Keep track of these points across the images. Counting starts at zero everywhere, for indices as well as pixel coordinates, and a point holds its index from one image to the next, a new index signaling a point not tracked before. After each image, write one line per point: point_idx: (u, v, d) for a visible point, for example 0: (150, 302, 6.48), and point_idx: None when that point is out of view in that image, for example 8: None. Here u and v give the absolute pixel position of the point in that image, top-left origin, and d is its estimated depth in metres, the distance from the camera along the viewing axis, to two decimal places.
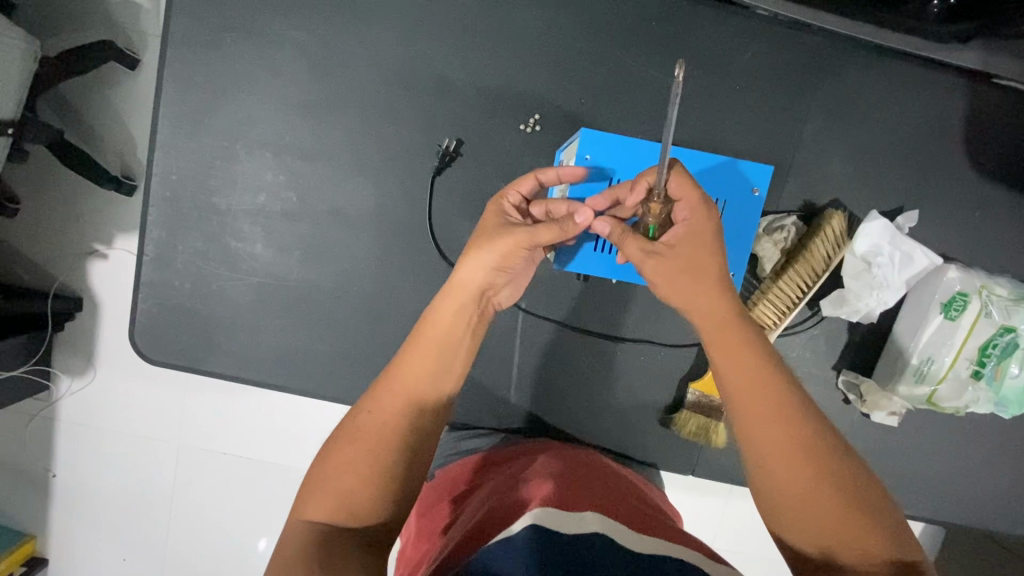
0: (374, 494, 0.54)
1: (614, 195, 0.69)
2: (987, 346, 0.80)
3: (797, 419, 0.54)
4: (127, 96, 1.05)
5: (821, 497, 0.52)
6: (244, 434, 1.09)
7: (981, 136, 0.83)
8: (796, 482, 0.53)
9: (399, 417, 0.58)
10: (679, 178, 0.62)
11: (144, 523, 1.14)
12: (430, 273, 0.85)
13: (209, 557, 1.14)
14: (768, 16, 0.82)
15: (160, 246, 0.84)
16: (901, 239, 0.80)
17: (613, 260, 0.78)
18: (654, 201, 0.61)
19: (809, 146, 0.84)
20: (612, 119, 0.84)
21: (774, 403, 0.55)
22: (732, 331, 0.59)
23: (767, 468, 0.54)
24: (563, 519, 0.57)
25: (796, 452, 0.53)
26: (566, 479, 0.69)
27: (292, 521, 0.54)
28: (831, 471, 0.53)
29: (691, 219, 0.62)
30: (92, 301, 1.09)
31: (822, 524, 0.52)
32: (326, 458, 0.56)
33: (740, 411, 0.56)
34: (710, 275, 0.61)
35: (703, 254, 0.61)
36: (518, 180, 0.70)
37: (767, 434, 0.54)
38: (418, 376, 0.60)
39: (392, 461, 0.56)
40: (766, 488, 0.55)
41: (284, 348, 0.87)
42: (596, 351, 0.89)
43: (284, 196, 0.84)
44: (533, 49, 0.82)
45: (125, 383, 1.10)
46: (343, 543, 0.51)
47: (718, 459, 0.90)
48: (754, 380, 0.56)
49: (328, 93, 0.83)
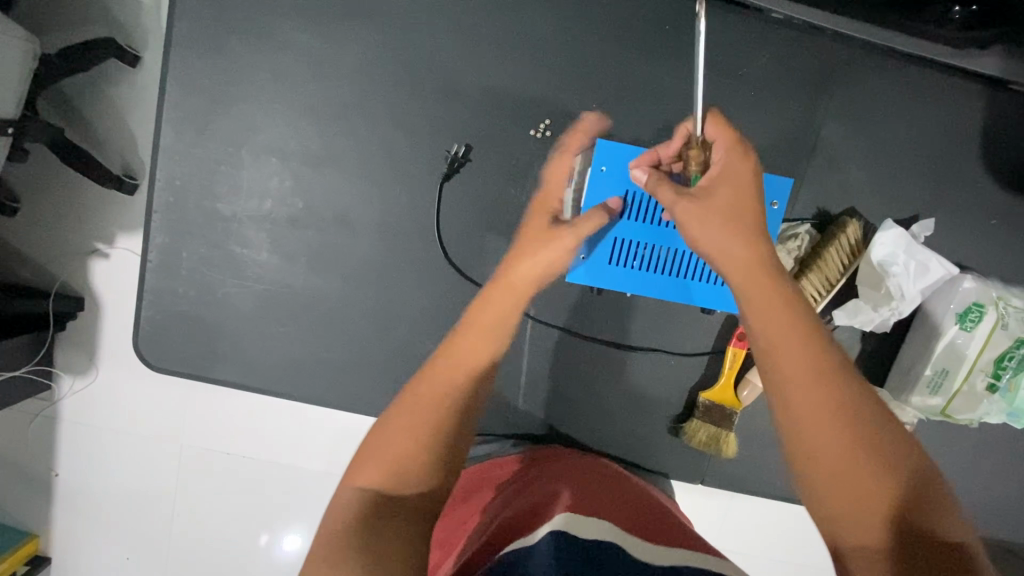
0: (429, 458, 0.53)
1: (654, 152, 0.69)
2: (1002, 358, 0.79)
3: (831, 374, 0.53)
4: (128, 94, 1.03)
5: (852, 457, 0.50)
6: (248, 436, 1.08)
7: (999, 144, 0.82)
8: (828, 437, 0.51)
9: (456, 379, 0.58)
10: (716, 126, 0.62)
11: (147, 522, 1.13)
12: (438, 280, 0.84)
13: (212, 557, 1.13)
14: (783, 19, 0.80)
15: (165, 250, 0.83)
16: (916, 248, 0.79)
17: (626, 272, 0.75)
18: (694, 148, 0.63)
19: (824, 153, 0.83)
20: (624, 124, 0.82)
21: (807, 356, 0.53)
22: (767, 281, 0.56)
23: (798, 422, 0.52)
24: (586, 523, 0.59)
25: (829, 406, 0.52)
26: (592, 485, 0.71)
27: (343, 488, 0.52)
28: (864, 430, 0.51)
29: (729, 162, 0.60)
30: (94, 302, 1.07)
31: (851, 478, 0.50)
32: (384, 424, 0.55)
33: (773, 359, 0.54)
34: (748, 220, 0.58)
35: (741, 198, 0.59)
36: (551, 164, 0.74)
37: (800, 383, 0.52)
38: (473, 337, 0.62)
39: (448, 416, 0.55)
40: (795, 444, 0.52)
41: (290, 354, 0.86)
42: (605, 359, 0.88)
43: (290, 202, 0.83)
44: (544, 53, 0.81)
45: (128, 384, 1.09)
46: (392, 511, 0.50)
47: (728, 468, 0.89)
48: (788, 332, 0.54)
49: (335, 96, 0.81)
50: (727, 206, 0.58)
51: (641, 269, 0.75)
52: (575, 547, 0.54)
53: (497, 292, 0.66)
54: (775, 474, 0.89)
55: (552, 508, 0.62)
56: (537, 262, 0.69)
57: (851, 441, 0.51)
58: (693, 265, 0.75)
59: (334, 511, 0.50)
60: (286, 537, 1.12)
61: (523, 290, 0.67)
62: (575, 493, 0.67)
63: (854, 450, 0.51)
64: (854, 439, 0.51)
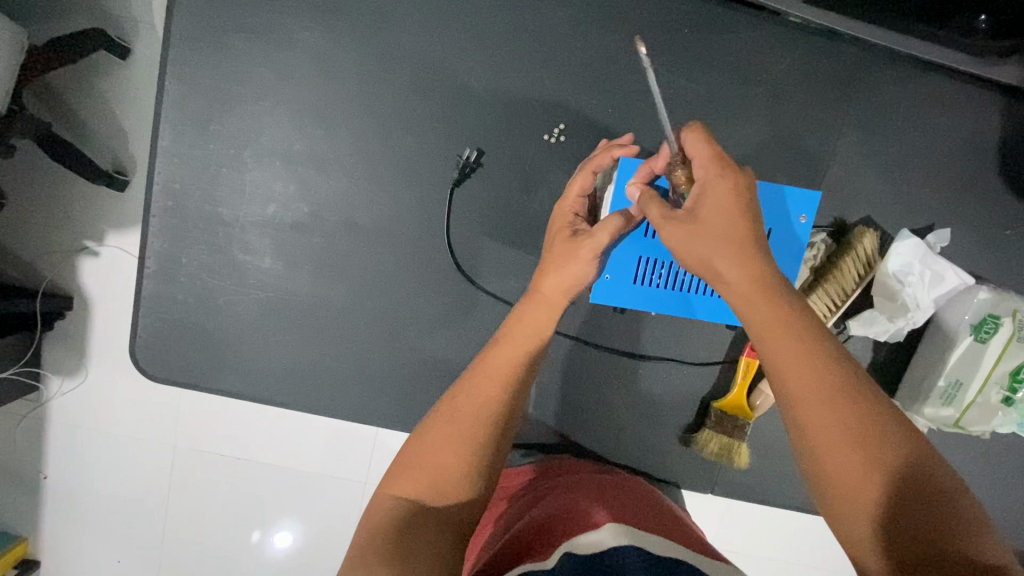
0: (466, 470, 0.56)
1: (648, 167, 0.65)
2: (1018, 372, 0.78)
3: (849, 404, 0.46)
4: (119, 88, 0.99)
5: (880, 495, 0.44)
6: (243, 437, 1.05)
7: (1017, 154, 0.81)
8: (853, 475, 0.45)
9: (496, 397, 0.59)
10: (692, 140, 0.57)
11: (138, 524, 1.09)
12: (447, 288, 0.82)
13: (203, 557, 1.09)
14: (801, 23, 0.79)
15: (163, 255, 0.80)
16: (933, 259, 0.77)
17: (649, 291, 0.73)
18: (677, 167, 0.59)
19: (841, 161, 0.81)
20: (639, 128, 0.80)
21: (819, 387, 0.47)
22: (766, 303, 0.50)
23: (817, 460, 0.47)
24: (597, 539, 0.56)
25: (849, 442, 0.45)
26: (614, 501, 0.68)
27: (380, 495, 0.55)
28: (890, 463, 0.44)
29: (709, 175, 0.55)
30: (83, 304, 1.04)
31: (880, 516, 0.44)
32: (422, 436, 0.58)
33: (782, 392, 0.48)
34: (736, 236, 0.52)
35: (729, 213, 0.53)
36: (574, 179, 0.70)
37: (816, 419, 0.46)
38: (504, 351, 0.62)
39: (485, 431, 0.58)
40: (820, 484, 0.47)
41: (294, 362, 0.83)
42: (616, 368, 0.87)
43: (294, 207, 0.80)
44: (559, 56, 0.78)
45: (119, 388, 1.05)
46: (422, 519, 0.53)
47: (739, 479, 0.88)
48: (796, 361, 0.48)
49: (341, 98, 0.79)
50: (715, 224, 0.53)
51: (666, 288, 0.73)
52: (582, 565, 0.52)
53: (527, 308, 0.64)
54: (786, 485, 0.88)
55: (570, 528, 0.59)
56: (568, 276, 0.64)
57: (878, 476, 0.44)
58: None
59: (372, 517, 0.53)
60: (277, 534, 1.08)
61: (552, 304, 0.64)
62: (597, 503, 0.66)
63: (882, 487, 0.44)
64: (880, 475, 0.44)
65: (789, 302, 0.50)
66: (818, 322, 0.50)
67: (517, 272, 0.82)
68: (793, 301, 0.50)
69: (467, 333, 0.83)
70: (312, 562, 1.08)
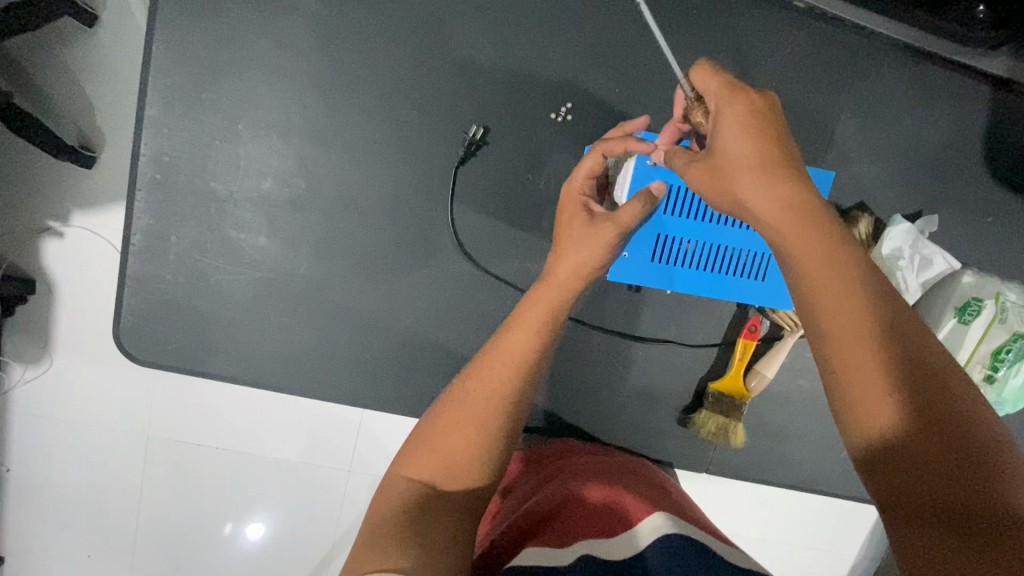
0: (478, 453, 0.56)
1: (674, 126, 0.66)
2: (999, 351, 0.80)
3: (873, 338, 0.45)
4: (84, 55, 0.92)
5: (905, 426, 0.42)
6: (220, 427, 1.00)
7: (1002, 142, 0.84)
8: (886, 408, 0.43)
9: (508, 376, 0.59)
10: (701, 74, 0.55)
11: (108, 516, 1.03)
12: (449, 269, 0.80)
13: (171, 551, 1.04)
14: (805, 8, 0.80)
15: (150, 234, 0.77)
16: (921, 243, 0.81)
17: (662, 269, 0.74)
18: (694, 107, 0.58)
19: (840, 147, 0.83)
20: (646, 108, 0.79)
21: (843, 318, 0.46)
22: (805, 229, 0.49)
23: (845, 399, 0.45)
24: (617, 544, 0.55)
25: (875, 372, 0.44)
26: (632, 484, 0.68)
27: (392, 478, 0.56)
28: (917, 397, 0.42)
29: (721, 106, 0.53)
30: (48, 285, 0.97)
31: (911, 453, 0.41)
32: (436, 416, 0.59)
33: (812, 324, 0.48)
34: (761, 162, 0.51)
35: (750, 139, 0.51)
36: (583, 159, 0.69)
37: (844, 350, 0.45)
38: (522, 327, 0.62)
39: (499, 409, 0.58)
40: (850, 423, 0.45)
41: (287, 344, 0.81)
42: (617, 350, 0.87)
43: (291, 183, 0.77)
44: (566, 34, 0.77)
45: (90, 374, 0.99)
46: (430, 504, 0.53)
47: (731, 457, 0.91)
48: (831, 286, 0.47)
49: (342, 70, 0.76)
50: (739, 154, 0.51)
51: (679, 266, 0.74)
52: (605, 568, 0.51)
53: (541, 289, 0.64)
54: (777, 462, 0.91)
55: (583, 523, 0.58)
56: (581, 257, 0.64)
57: (904, 410, 0.42)
58: (728, 261, 0.74)
59: (388, 499, 0.53)
60: (250, 526, 1.04)
61: (564, 285, 0.64)
62: (614, 485, 0.66)
63: (909, 424, 0.42)
64: (908, 408, 0.42)
65: (827, 228, 0.49)
66: (854, 251, 0.49)
67: (520, 254, 0.80)
68: (826, 226, 0.49)
69: (469, 314, 0.81)
70: (286, 557, 1.04)
